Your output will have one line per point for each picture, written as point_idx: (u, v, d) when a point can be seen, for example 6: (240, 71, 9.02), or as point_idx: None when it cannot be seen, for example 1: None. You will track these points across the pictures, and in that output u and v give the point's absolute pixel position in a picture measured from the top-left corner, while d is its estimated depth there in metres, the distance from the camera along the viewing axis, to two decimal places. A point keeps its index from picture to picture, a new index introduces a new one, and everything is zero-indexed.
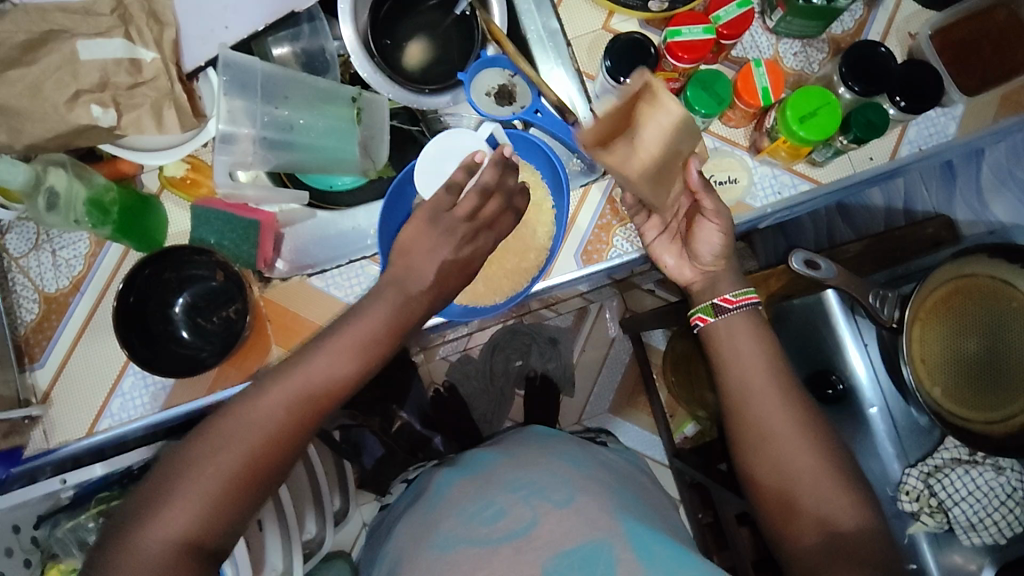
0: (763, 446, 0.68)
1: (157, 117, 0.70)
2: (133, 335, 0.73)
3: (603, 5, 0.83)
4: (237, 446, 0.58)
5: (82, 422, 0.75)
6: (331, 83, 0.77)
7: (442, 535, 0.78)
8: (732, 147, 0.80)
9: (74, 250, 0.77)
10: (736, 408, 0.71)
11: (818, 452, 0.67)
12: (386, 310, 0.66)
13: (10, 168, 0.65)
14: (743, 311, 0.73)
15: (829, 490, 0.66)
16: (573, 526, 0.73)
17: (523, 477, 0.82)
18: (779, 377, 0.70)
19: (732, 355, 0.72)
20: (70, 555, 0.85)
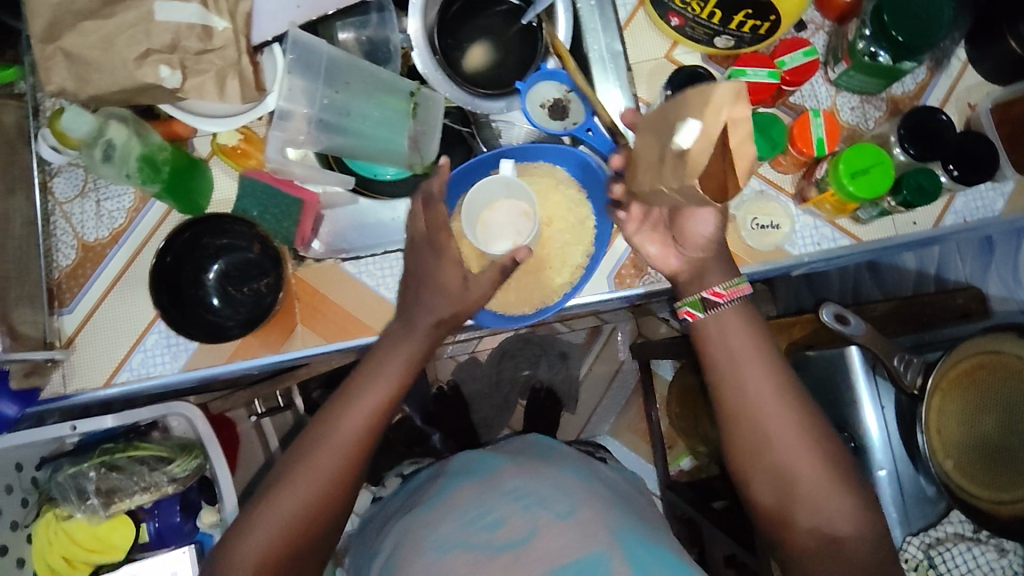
0: (765, 460, 0.67)
1: (220, 86, 0.71)
2: (166, 295, 0.74)
3: (668, 35, 0.83)
4: (300, 489, 0.66)
5: (102, 372, 0.76)
6: (392, 75, 0.78)
7: (438, 539, 0.77)
8: (777, 192, 0.79)
9: (119, 203, 0.78)
10: (738, 412, 0.68)
11: (820, 466, 0.66)
12: (414, 342, 0.72)
13: (76, 117, 0.68)
14: (733, 304, 0.70)
15: (827, 499, 0.65)
16: (574, 540, 0.73)
17: (521, 486, 0.82)
18: (779, 385, 0.68)
19: (733, 360, 0.69)
20: (67, 502, 0.86)
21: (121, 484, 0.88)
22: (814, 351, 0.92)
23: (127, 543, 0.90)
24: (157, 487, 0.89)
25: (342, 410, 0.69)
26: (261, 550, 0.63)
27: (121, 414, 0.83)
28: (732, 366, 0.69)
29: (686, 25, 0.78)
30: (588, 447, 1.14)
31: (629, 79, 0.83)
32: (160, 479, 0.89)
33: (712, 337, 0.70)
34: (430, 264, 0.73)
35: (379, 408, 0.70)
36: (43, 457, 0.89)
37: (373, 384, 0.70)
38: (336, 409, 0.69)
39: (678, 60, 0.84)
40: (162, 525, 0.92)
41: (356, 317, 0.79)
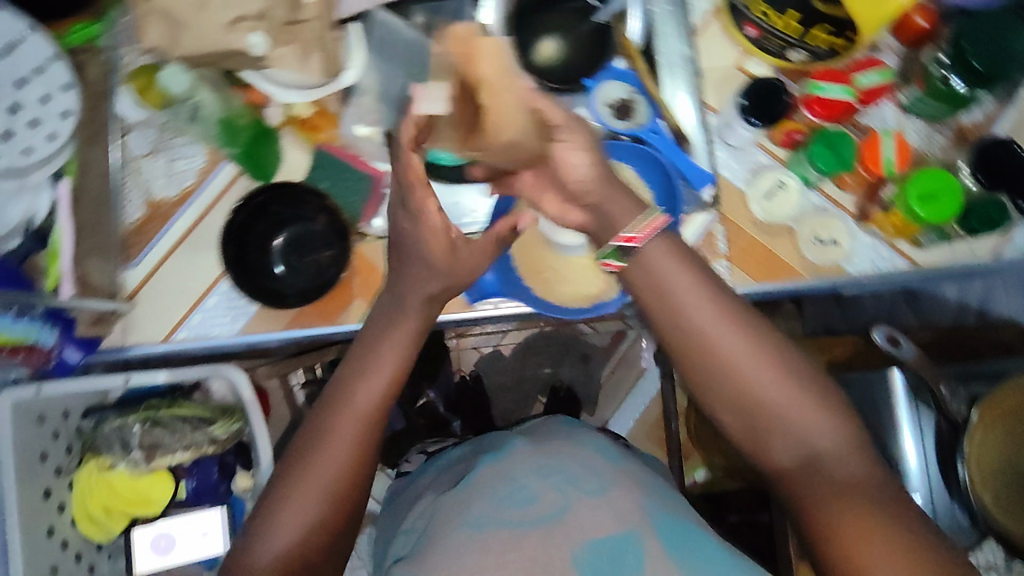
0: (728, 390, 0.62)
1: (303, 57, 0.72)
2: (232, 260, 0.76)
3: (741, 44, 0.81)
4: (324, 470, 0.65)
5: (161, 328, 0.77)
6: (467, 61, 0.78)
7: (472, 513, 0.72)
8: (838, 209, 0.78)
9: (189, 163, 0.79)
10: (687, 340, 0.63)
11: (795, 390, 0.61)
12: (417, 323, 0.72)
13: (176, 76, 0.73)
14: (659, 237, 0.64)
15: (796, 414, 0.61)
16: (605, 517, 0.70)
17: (554, 461, 0.77)
18: (729, 310, 0.62)
19: (677, 291, 0.63)
20: (111, 453, 0.88)
21: (163, 441, 0.90)
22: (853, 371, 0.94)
23: (164, 499, 0.92)
24: (196, 446, 0.90)
25: (352, 385, 0.69)
26: (291, 535, 0.64)
27: (173, 371, 0.85)
28: (682, 301, 0.63)
29: (762, 36, 0.79)
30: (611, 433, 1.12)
31: (699, 85, 0.82)
32: (200, 438, 0.90)
33: (652, 273, 0.64)
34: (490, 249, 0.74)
35: (396, 375, 0.70)
36: (88, 406, 0.91)
37: (383, 363, 0.70)
38: (346, 386, 0.69)
39: (749, 71, 0.82)
40: (199, 484, 0.95)
41: None
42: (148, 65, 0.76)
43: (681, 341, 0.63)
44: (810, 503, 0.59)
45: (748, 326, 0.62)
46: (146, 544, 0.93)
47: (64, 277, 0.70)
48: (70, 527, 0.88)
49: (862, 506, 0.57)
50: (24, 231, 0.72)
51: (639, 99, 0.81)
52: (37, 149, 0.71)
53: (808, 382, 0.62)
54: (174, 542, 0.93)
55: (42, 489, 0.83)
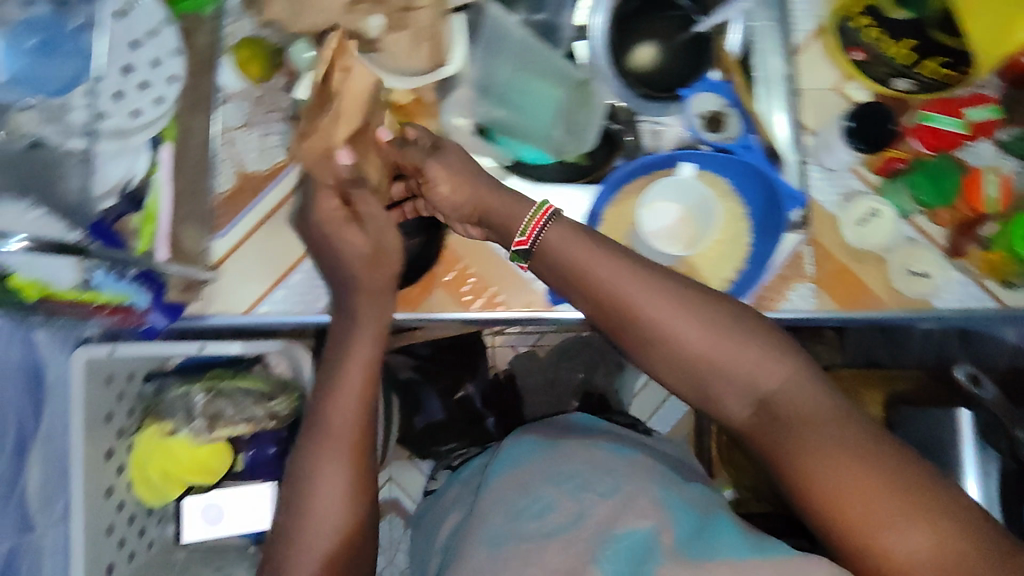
0: (671, 358, 0.66)
1: (413, 45, 0.72)
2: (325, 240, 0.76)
3: (843, 67, 0.80)
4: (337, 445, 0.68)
5: (242, 302, 0.76)
6: (565, 62, 0.81)
7: (491, 531, 0.68)
8: (929, 242, 0.77)
9: (281, 138, 0.77)
10: (628, 313, 0.66)
11: (703, 329, 0.65)
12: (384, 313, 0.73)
13: (302, 51, 0.76)
14: (551, 226, 0.69)
15: (744, 368, 0.64)
16: (624, 516, 0.66)
17: (566, 468, 0.74)
18: (626, 270, 0.67)
19: (603, 276, 0.66)
20: (173, 417, 0.89)
21: (224, 411, 0.91)
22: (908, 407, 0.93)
23: (222, 469, 0.92)
24: (258, 420, 0.92)
25: (340, 357, 0.72)
26: (327, 520, 0.66)
27: (247, 342, 0.85)
28: (616, 288, 0.66)
29: (867, 60, 0.79)
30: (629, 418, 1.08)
31: (797, 105, 0.81)
32: (261, 412, 0.91)
33: (581, 272, 0.67)
34: None
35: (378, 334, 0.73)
36: (149, 371, 0.91)
37: (364, 335, 0.72)
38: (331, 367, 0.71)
39: (849, 95, 0.80)
40: (256, 457, 0.96)
41: (494, 290, 0.80)
42: (254, 38, 0.77)
43: (624, 320, 0.67)
44: (776, 447, 0.62)
45: (645, 280, 0.66)
46: (197, 511, 0.94)
47: (161, 240, 0.71)
48: (126, 489, 0.87)
49: (822, 438, 0.60)
50: (118, 193, 0.69)
51: (730, 113, 0.81)
52: (146, 111, 0.70)
53: (723, 325, 0.65)
54: (223, 512, 0.95)
55: (105, 449, 0.83)
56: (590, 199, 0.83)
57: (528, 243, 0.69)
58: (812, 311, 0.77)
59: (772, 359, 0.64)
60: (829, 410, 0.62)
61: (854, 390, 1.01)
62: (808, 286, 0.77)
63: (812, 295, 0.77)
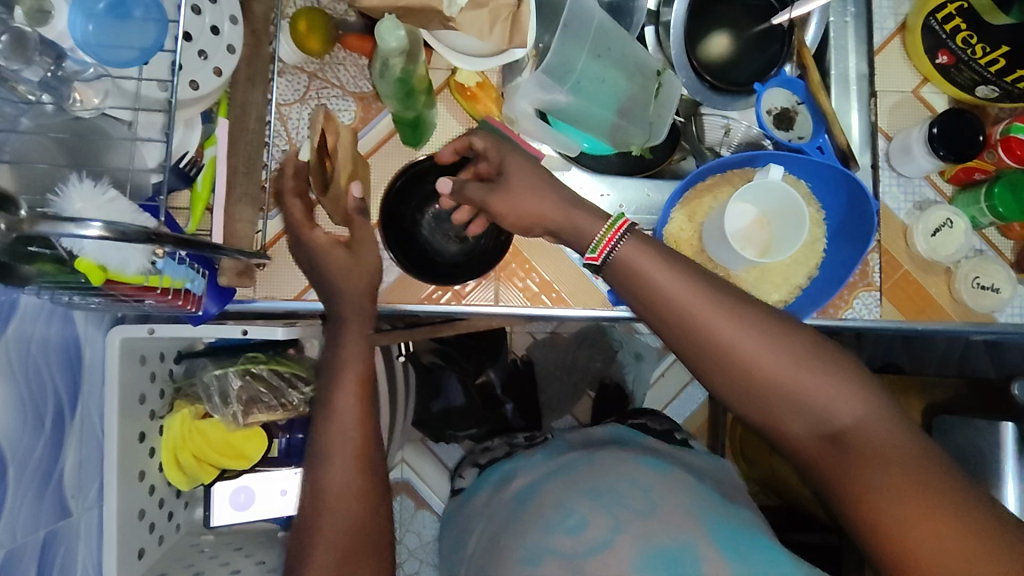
0: (731, 377, 0.53)
1: (490, 23, 0.68)
2: (387, 228, 0.74)
3: (922, 70, 0.80)
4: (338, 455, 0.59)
5: (294, 285, 0.75)
6: (644, 51, 0.75)
7: (524, 547, 0.62)
8: (995, 255, 0.77)
9: (339, 116, 0.77)
10: (681, 325, 0.53)
11: (775, 347, 0.52)
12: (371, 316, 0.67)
13: (396, 32, 0.62)
14: (626, 240, 0.56)
15: (817, 394, 0.51)
16: (655, 530, 0.59)
17: (601, 483, 0.66)
18: (683, 270, 0.55)
19: (658, 280, 0.54)
20: (208, 402, 0.86)
21: (260, 396, 0.87)
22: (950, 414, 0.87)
23: (258, 455, 0.89)
24: (294, 406, 0.88)
25: (338, 356, 0.64)
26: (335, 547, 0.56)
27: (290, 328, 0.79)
28: (667, 294, 0.54)
29: (955, 65, 0.76)
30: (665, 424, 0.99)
31: (872, 107, 0.79)
32: (297, 398, 0.88)
33: (632, 267, 0.56)
34: None
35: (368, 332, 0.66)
36: (180, 352, 0.88)
37: (354, 337, 0.65)
38: (328, 362, 0.64)
39: (925, 98, 0.80)
40: (293, 443, 0.94)
41: (557, 289, 0.78)
42: (311, 9, 0.72)
43: (670, 326, 0.54)
44: (849, 484, 0.49)
45: (702, 281, 0.54)
46: (226, 497, 0.91)
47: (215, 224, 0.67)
48: (157, 473, 0.84)
49: (909, 478, 0.47)
50: (172, 166, 0.66)
51: (801, 112, 0.79)
52: (204, 84, 0.64)
53: (797, 342, 0.52)
54: (253, 498, 0.91)
55: (138, 433, 0.80)
56: (652, 194, 0.81)
57: (601, 260, 0.57)
58: (876, 319, 0.77)
59: (851, 384, 0.51)
60: (910, 443, 0.49)
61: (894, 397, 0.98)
62: (873, 293, 0.77)
63: (875, 303, 0.76)
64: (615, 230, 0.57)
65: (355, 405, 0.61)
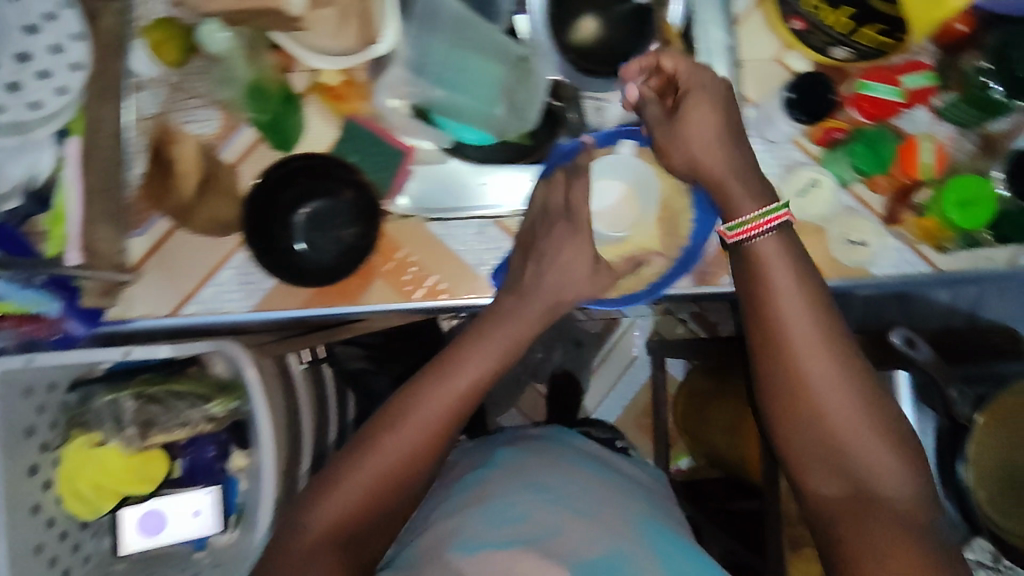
0: (806, 418, 0.63)
1: (342, 23, 0.69)
2: (254, 233, 0.72)
3: (782, 36, 0.80)
4: (388, 456, 0.64)
5: (169, 301, 0.73)
6: (505, 40, 0.76)
7: (462, 538, 0.66)
8: (865, 210, 0.78)
9: (203, 127, 0.74)
10: (785, 352, 0.62)
11: (862, 414, 0.61)
12: (518, 327, 0.70)
13: (216, 35, 0.70)
14: (768, 235, 0.64)
15: (872, 451, 0.61)
16: (595, 533, 0.67)
17: (540, 478, 0.75)
18: (816, 312, 0.63)
19: (784, 314, 0.62)
20: (102, 428, 0.85)
21: (157, 417, 0.88)
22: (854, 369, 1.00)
23: (161, 476, 0.88)
24: (194, 424, 0.88)
25: (434, 386, 0.66)
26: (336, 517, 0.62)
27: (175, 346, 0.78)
28: (781, 308, 0.63)
29: (808, 30, 0.77)
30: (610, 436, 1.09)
31: (738, 76, 0.80)
32: (197, 417, 0.88)
33: (757, 274, 0.64)
34: (528, 238, 0.75)
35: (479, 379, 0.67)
36: (74, 380, 0.85)
37: (474, 361, 0.68)
38: (424, 384, 0.67)
39: (787, 64, 0.80)
40: (195, 462, 0.92)
41: (437, 279, 0.76)
42: (166, 18, 0.71)
43: (759, 321, 0.64)
44: (852, 529, 0.59)
45: (834, 340, 0.62)
46: (134, 522, 0.89)
47: (72, 243, 0.67)
48: (55, 506, 0.82)
49: (899, 536, 0.58)
50: (24, 191, 0.67)
51: None
52: (47, 103, 0.66)
53: (876, 417, 0.62)
54: (164, 522, 0.90)
55: (27, 466, 0.78)
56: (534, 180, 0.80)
57: (739, 239, 0.65)
58: None
59: (902, 463, 0.61)
60: (912, 505, 0.60)
61: None
62: None
63: None
64: (765, 222, 0.64)
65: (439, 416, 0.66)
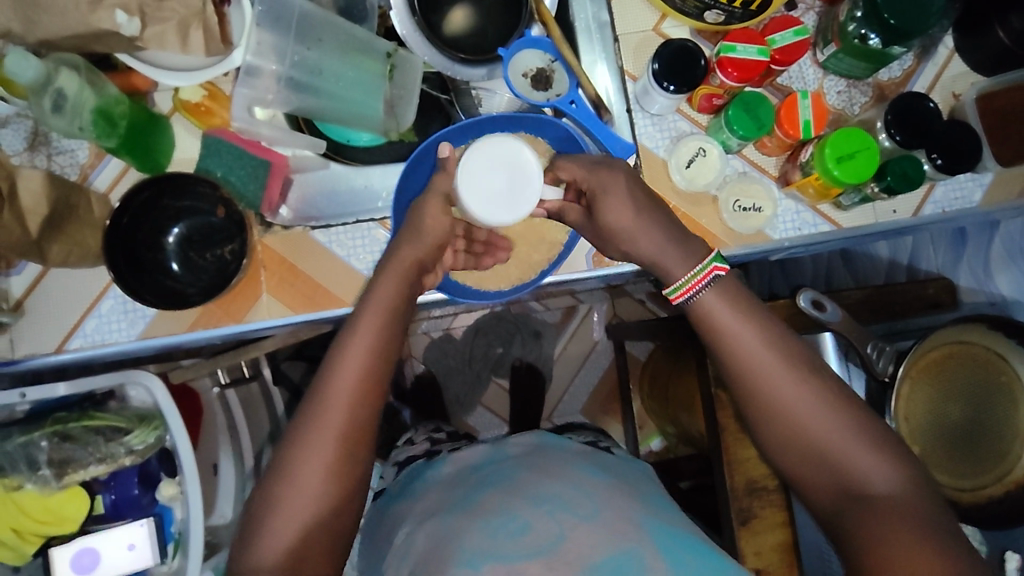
0: (773, 426, 0.61)
1: (183, 36, 0.65)
2: (120, 257, 0.69)
3: (656, 6, 0.78)
4: (295, 475, 0.57)
5: (54, 336, 0.72)
6: (367, 34, 0.73)
7: (463, 550, 0.59)
8: (760, 173, 0.78)
9: (71, 158, 0.72)
10: (734, 362, 0.62)
11: (831, 418, 0.59)
12: (394, 297, 0.64)
13: (21, 61, 0.58)
14: (708, 289, 0.63)
15: (857, 453, 0.58)
16: (596, 538, 0.56)
17: (543, 487, 0.62)
18: (757, 319, 0.62)
19: (724, 324, 0.62)
20: (17, 472, 0.84)
21: (74, 455, 0.87)
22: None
23: (80, 515, 0.88)
24: (115, 457, 0.87)
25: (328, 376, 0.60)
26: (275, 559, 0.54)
27: (72, 383, 0.81)
28: (725, 332, 0.62)
29: None
30: (591, 436, 0.93)
31: (616, 52, 0.78)
32: (119, 450, 0.87)
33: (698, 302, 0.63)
34: None
35: (373, 350, 0.61)
36: None
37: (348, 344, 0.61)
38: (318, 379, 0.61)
39: (666, 34, 0.78)
40: (118, 497, 0.91)
41: (326, 289, 0.75)
42: None
43: (709, 350, 0.64)
44: (864, 538, 0.54)
45: (772, 336, 0.62)
46: (67, 561, 0.88)
47: None
48: None
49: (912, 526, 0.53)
50: None
51: (556, 68, 0.77)
52: None
53: (849, 421, 0.59)
54: (99, 558, 0.89)
55: None
56: None
57: (682, 298, 0.64)
58: None
59: (882, 457, 0.57)
60: (909, 499, 0.55)
61: None
62: None
63: None
64: (703, 277, 0.63)
65: (349, 415, 0.59)
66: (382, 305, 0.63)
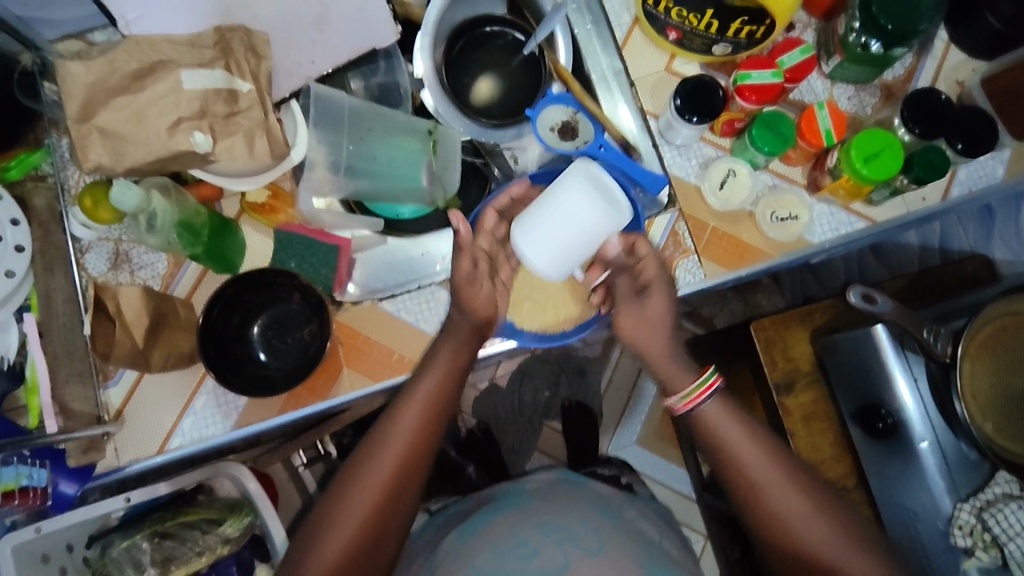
0: (761, 512, 0.69)
1: (249, 144, 0.69)
2: (210, 345, 0.74)
3: (665, 48, 0.84)
4: (330, 544, 0.64)
5: (151, 442, 0.75)
6: (409, 117, 0.80)
7: (474, 568, 0.69)
8: (790, 184, 0.82)
9: (153, 270, 0.77)
10: (714, 449, 0.72)
11: (816, 523, 0.68)
12: (432, 384, 0.71)
13: (124, 191, 0.66)
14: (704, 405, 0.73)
15: (846, 555, 0.66)
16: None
17: (554, 519, 0.73)
18: (737, 428, 0.72)
19: (725, 429, 0.71)
20: None
21: (175, 552, 0.89)
22: (837, 333, 0.89)
23: None
24: (211, 550, 0.89)
25: (366, 465, 0.67)
26: None
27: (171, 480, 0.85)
28: (718, 453, 0.71)
29: (684, 38, 0.81)
30: (613, 471, 1.00)
31: (635, 94, 0.83)
32: (212, 541, 0.89)
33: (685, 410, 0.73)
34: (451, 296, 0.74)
35: (415, 433, 0.68)
36: (92, 535, 0.88)
37: (381, 437, 0.68)
38: (359, 461, 0.67)
39: (678, 71, 0.84)
40: None
41: (399, 353, 0.79)
42: (95, 182, 0.73)
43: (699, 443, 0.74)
44: None
45: (749, 432, 0.72)
46: None
47: (46, 410, 0.71)
48: None
49: None
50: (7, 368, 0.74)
51: (580, 120, 0.81)
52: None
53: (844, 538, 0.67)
54: None
55: None
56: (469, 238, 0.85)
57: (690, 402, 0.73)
58: (704, 279, 0.81)
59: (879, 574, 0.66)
60: None
61: (781, 339, 0.93)
62: (692, 258, 0.80)
63: (696, 266, 0.80)
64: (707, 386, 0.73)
65: (385, 488, 0.66)
66: (426, 399, 0.70)
